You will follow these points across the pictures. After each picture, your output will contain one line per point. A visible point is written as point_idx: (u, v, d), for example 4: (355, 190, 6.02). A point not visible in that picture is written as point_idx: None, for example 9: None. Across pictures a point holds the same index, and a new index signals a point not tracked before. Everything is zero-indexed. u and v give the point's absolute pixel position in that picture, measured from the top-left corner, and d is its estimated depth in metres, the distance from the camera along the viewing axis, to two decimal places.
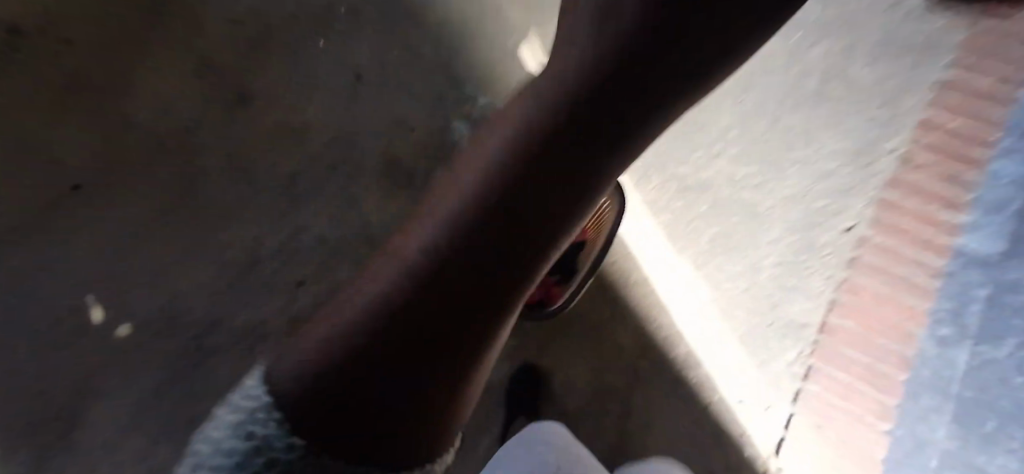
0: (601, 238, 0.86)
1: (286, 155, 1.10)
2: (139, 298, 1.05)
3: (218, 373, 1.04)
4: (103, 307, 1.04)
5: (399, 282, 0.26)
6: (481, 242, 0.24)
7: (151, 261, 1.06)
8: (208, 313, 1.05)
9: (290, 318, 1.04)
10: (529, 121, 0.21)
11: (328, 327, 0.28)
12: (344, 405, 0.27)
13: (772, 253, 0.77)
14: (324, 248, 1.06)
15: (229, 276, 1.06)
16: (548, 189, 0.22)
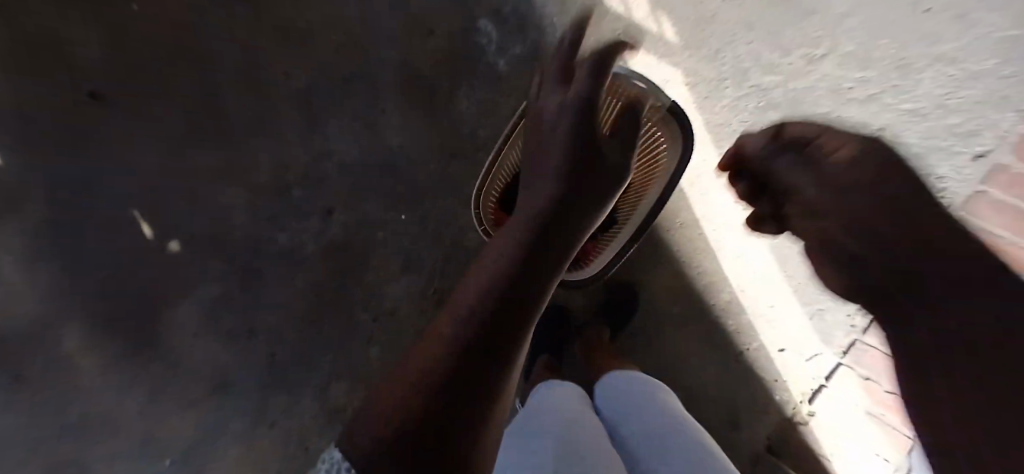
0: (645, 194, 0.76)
1: (298, 65, 0.89)
2: (167, 222, 0.90)
3: (268, 302, 0.89)
4: (149, 225, 0.91)
5: (472, 303, 0.38)
6: (525, 270, 0.42)
7: (166, 188, 0.90)
8: (232, 251, 0.90)
9: (326, 248, 0.90)
10: (543, 200, 0.50)
11: (417, 367, 0.34)
12: (451, 389, 0.32)
13: (889, 173, 0.76)
14: (353, 172, 0.90)
15: (255, 208, 0.90)
16: (553, 237, 0.47)
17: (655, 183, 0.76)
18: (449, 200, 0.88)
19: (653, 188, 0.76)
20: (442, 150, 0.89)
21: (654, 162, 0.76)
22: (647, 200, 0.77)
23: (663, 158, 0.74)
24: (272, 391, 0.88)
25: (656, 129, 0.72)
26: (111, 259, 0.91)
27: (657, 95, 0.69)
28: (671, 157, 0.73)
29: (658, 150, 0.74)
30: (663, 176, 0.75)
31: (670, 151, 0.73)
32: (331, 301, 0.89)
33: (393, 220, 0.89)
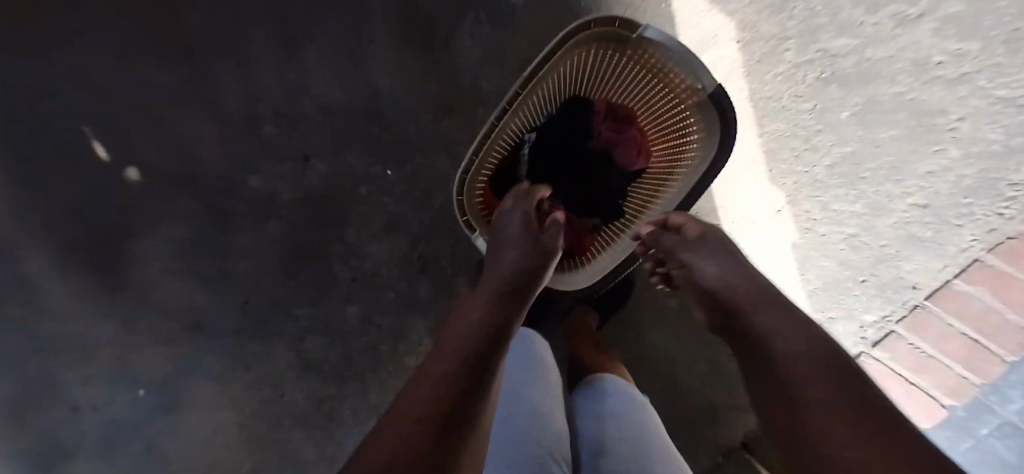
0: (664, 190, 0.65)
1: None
2: (118, 144, 0.77)
3: (241, 248, 0.82)
4: (97, 147, 0.77)
5: (472, 326, 0.42)
6: (509, 302, 0.47)
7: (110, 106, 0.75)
8: (195, 190, 0.80)
9: (302, 198, 0.81)
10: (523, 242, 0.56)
11: (429, 385, 0.34)
12: (463, 394, 0.33)
13: (921, 190, 0.61)
14: (335, 117, 0.80)
15: (222, 145, 0.79)
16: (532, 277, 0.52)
17: (676, 189, 0.63)
18: (440, 161, 0.80)
19: (674, 193, 0.63)
20: (435, 105, 0.80)
21: (679, 158, 0.63)
22: (664, 207, 0.64)
23: (692, 156, 0.61)
24: (246, 341, 0.83)
25: (689, 118, 0.59)
26: (55, 181, 0.75)
27: (705, 78, 0.54)
28: (703, 158, 0.59)
29: (687, 143, 0.61)
30: (687, 182, 0.61)
31: (703, 151, 0.59)
32: (308, 256, 0.82)
33: (378, 176, 0.80)
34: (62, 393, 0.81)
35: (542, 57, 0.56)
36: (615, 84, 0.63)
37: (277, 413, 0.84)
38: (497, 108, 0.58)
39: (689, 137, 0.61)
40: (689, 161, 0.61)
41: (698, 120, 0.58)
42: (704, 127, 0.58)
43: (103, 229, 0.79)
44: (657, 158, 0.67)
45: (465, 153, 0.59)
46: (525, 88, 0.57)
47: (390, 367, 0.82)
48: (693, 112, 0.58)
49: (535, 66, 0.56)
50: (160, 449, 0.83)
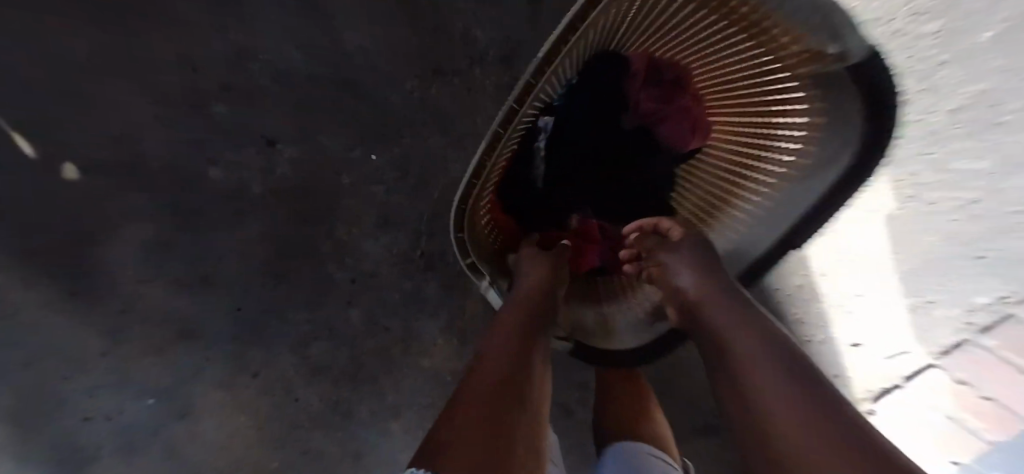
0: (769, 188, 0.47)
1: None
2: (56, 138, 0.65)
3: (215, 251, 0.71)
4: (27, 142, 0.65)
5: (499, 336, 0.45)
6: (531, 309, 0.49)
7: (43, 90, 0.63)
8: (150, 188, 0.68)
9: (275, 191, 0.67)
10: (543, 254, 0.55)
11: (473, 391, 0.38)
12: (489, 397, 0.37)
13: None
14: (297, 87, 0.63)
15: (169, 133, 0.66)
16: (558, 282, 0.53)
17: (784, 194, 0.46)
18: (432, 138, 0.64)
19: (780, 197, 0.47)
20: (421, 64, 0.62)
21: (772, 140, 0.46)
22: (771, 218, 0.48)
23: (799, 143, 0.43)
24: (244, 348, 0.76)
25: (790, 90, 0.40)
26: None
27: (849, 40, 0.33)
28: (825, 158, 0.41)
29: (786, 125, 0.43)
30: (805, 189, 0.44)
31: (826, 148, 0.41)
32: (294, 257, 0.70)
33: (360, 162, 0.65)
34: (64, 400, 0.76)
35: (542, 55, 0.35)
36: (671, 35, 0.45)
37: (291, 416, 0.79)
38: (488, 136, 0.40)
39: (789, 117, 0.42)
40: (795, 152, 0.44)
41: (810, 98, 0.39)
42: (826, 110, 0.39)
43: (60, 233, 0.70)
44: (734, 132, 0.49)
45: (455, 198, 0.43)
46: (529, 97, 0.38)
47: (404, 369, 0.75)
48: (801, 84, 0.39)
49: (544, 54, 0.35)
50: (181, 448, 0.80)
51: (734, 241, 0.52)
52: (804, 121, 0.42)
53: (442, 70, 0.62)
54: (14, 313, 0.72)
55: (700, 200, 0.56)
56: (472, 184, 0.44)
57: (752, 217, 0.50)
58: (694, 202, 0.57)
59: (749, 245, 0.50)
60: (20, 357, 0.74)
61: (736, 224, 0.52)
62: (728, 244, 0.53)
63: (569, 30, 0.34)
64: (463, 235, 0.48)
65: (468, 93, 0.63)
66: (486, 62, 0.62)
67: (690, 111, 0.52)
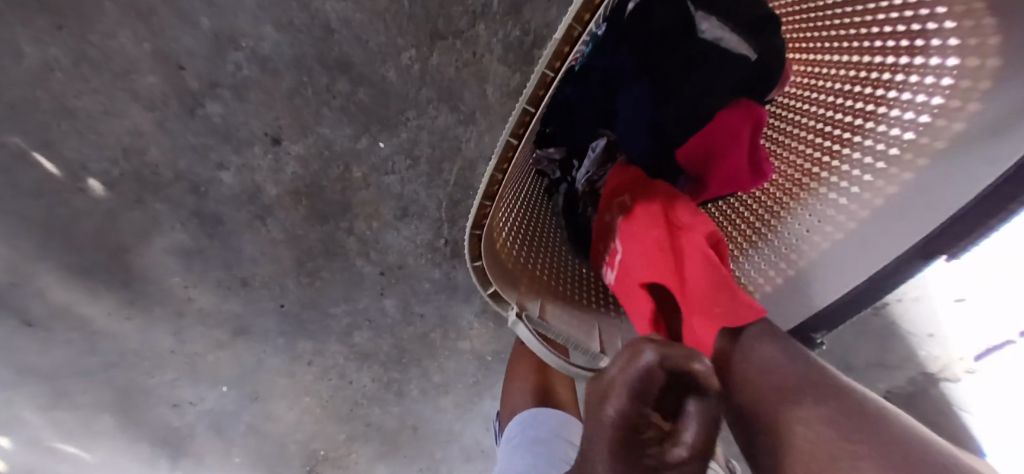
0: (875, 147, 0.41)
1: None
2: (71, 158, 0.62)
3: (247, 254, 0.70)
4: (48, 163, 0.63)
5: None
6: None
7: (40, 110, 0.59)
8: (170, 198, 0.66)
9: (291, 191, 0.64)
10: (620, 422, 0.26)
11: None
12: None
13: None
14: (286, 76, 0.56)
15: (170, 139, 0.61)
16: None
17: (931, 171, 0.37)
18: (441, 115, 0.59)
19: (920, 173, 0.38)
20: (416, 34, 0.53)
21: (896, 87, 0.39)
22: (901, 204, 0.39)
23: (947, 95, 0.35)
24: (296, 339, 0.78)
25: (934, 21, 0.34)
26: (30, 207, 0.66)
27: None
28: (1005, 114, 0.31)
29: (924, 67, 0.36)
30: (951, 164, 0.35)
31: (1000, 103, 0.31)
32: (322, 252, 0.69)
33: (370, 151, 0.61)
34: (152, 393, 0.82)
35: (558, 38, 0.26)
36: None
37: (350, 397, 0.82)
38: (500, 148, 0.33)
39: (930, 55, 0.35)
40: (940, 106, 0.36)
41: (966, 31, 0.32)
42: (999, 49, 0.31)
43: (100, 247, 0.70)
44: (826, 80, 0.44)
45: (468, 224, 0.38)
46: (548, 92, 0.30)
47: (445, 352, 0.79)
48: (953, 12, 0.32)
49: (569, 23, 0.26)
50: (260, 429, 0.85)
51: (845, 233, 0.43)
52: (952, 64, 0.34)
53: (441, 34, 0.53)
54: (88, 324, 0.75)
55: (788, 173, 0.49)
56: (486, 205, 0.37)
57: (867, 198, 0.42)
58: (779, 178, 0.50)
59: (856, 247, 0.42)
60: (103, 361, 0.78)
61: (842, 207, 0.44)
62: (834, 239, 0.44)
63: (590, 0, 0.26)
64: (483, 262, 0.42)
65: (474, 59, 0.55)
66: (488, 16, 0.52)
67: (775, 50, 0.41)
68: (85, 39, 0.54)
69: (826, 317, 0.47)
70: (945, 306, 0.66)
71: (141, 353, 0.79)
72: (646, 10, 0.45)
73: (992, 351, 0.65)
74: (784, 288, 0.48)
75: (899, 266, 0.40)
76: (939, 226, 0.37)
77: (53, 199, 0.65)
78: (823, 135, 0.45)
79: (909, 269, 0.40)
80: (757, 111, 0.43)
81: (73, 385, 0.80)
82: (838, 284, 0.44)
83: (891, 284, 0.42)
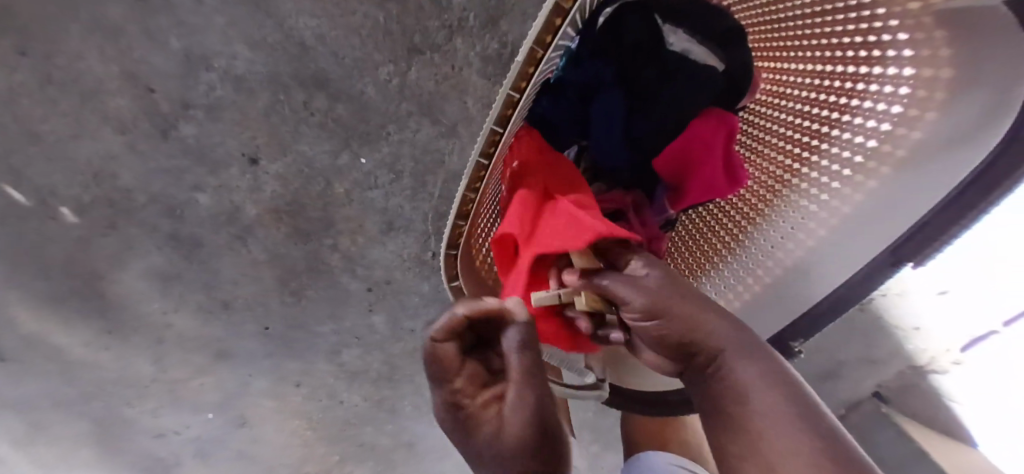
0: (840, 155, 0.42)
1: None
2: (38, 185, 0.60)
3: (227, 276, 0.68)
4: (15, 190, 0.60)
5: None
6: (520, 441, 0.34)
7: (4, 136, 0.56)
8: (144, 222, 0.64)
9: (271, 210, 0.63)
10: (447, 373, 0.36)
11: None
12: None
13: None
14: (261, 95, 0.55)
15: (141, 163, 0.59)
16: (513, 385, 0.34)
17: (898, 181, 0.39)
18: (422, 129, 0.58)
19: (886, 180, 0.40)
20: (393, 48, 0.52)
21: (857, 97, 0.39)
22: (870, 210, 0.41)
23: (906, 104, 0.37)
24: (282, 361, 0.76)
25: (888, 33, 0.34)
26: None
27: None
28: (963, 123, 0.34)
29: (883, 77, 0.37)
30: (919, 169, 0.37)
31: (959, 118, 0.34)
32: (305, 271, 0.68)
33: (351, 167, 0.60)
34: (133, 423, 0.79)
35: (521, 60, 0.26)
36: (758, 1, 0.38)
37: (341, 416, 0.81)
38: (470, 169, 0.32)
39: (886, 66, 0.36)
40: (900, 115, 0.37)
41: (919, 43, 0.33)
42: (950, 61, 0.32)
43: (72, 275, 0.67)
44: (789, 94, 0.43)
45: (442, 245, 0.38)
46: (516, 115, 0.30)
47: None
48: (905, 26, 0.33)
49: (530, 46, 0.26)
50: (249, 453, 0.83)
51: (817, 240, 0.45)
52: (907, 73, 0.35)
53: (419, 49, 0.53)
54: (64, 355, 0.73)
55: (761, 181, 0.49)
56: (459, 225, 0.37)
57: (836, 205, 0.43)
58: (754, 185, 0.50)
59: (833, 249, 0.43)
60: (80, 392, 0.76)
61: (815, 216, 0.45)
62: (807, 247, 0.45)
63: (553, 23, 0.26)
64: (460, 282, 0.42)
65: (453, 72, 0.54)
66: (465, 28, 0.52)
67: (742, 61, 0.41)
68: (47, 63, 0.52)
69: (807, 327, 0.46)
70: (928, 299, 0.66)
71: (119, 382, 0.76)
72: (621, 17, 0.43)
73: (977, 342, 0.66)
74: (760, 300, 0.48)
75: (869, 276, 0.42)
76: (907, 233, 0.39)
77: (20, 228, 0.63)
78: (790, 142, 0.45)
79: (879, 278, 0.42)
80: (730, 119, 0.44)
81: (50, 419, 0.77)
82: (816, 290, 0.45)
83: (862, 293, 0.43)
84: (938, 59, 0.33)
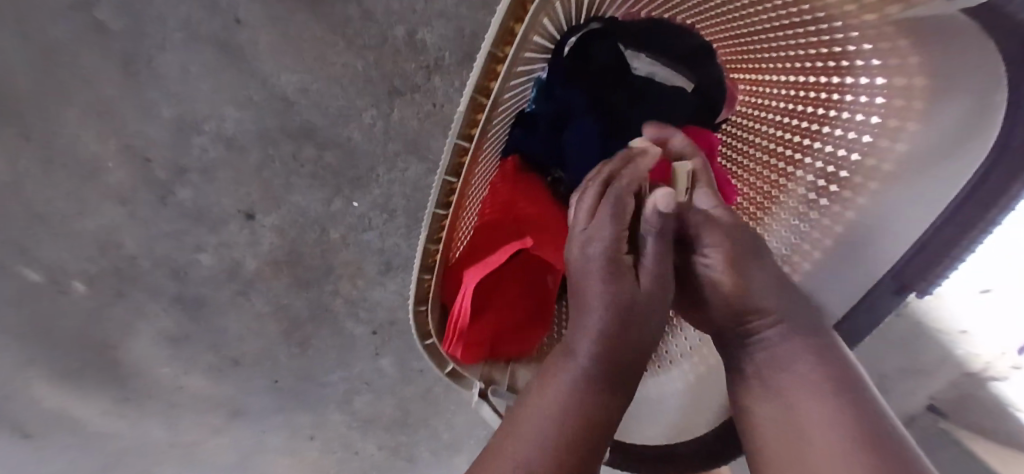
0: (828, 172, 0.36)
1: None
2: (48, 263, 0.62)
3: (233, 332, 0.68)
4: (27, 269, 0.62)
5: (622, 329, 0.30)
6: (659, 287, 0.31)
7: (15, 217, 0.59)
8: (149, 287, 0.65)
9: (270, 263, 0.63)
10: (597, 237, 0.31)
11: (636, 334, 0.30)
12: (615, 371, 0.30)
13: None
14: (251, 152, 0.56)
15: (142, 230, 0.61)
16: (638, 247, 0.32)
17: (890, 195, 0.33)
18: (411, 167, 0.59)
19: (875, 196, 0.34)
20: (375, 93, 0.54)
21: (835, 107, 0.34)
22: (863, 231, 0.35)
23: (883, 114, 0.32)
24: (294, 415, 0.75)
25: (852, 43, 0.30)
26: (12, 317, 0.65)
27: None
28: (946, 132, 0.30)
29: (855, 87, 0.32)
30: (915, 191, 0.32)
31: (940, 127, 0.30)
32: (310, 320, 0.68)
33: (344, 212, 0.61)
34: None
35: (465, 108, 0.26)
36: (710, 13, 0.36)
37: (359, 467, 0.79)
38: (428, 221, 0.31)
39: (857, 75, 0.32)
40: (880, 125, 0.32)
41: (886, 51, 0.29)
42: (924, 68, 0.28)
43: (84, 346, 0.68)
44: (769, 107, 0.40)
45: (409, 299, 0.34)
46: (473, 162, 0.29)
47: (451, 407, 0.76)
48: (867, 35, 0.29)
49: (473, 94, 0.25)
50: None
51: (806, 271, 0.38)
52: (880, 82, 0.31)
53: (399, 91, 0.54)
54: (82, 428, 0.73)
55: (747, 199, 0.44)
56: (427, 279, 0.34)
57: (826, 225, 0.37)
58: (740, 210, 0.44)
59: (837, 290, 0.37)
60: (100, 464, 0.76)
61: (802, 235, 0.38)
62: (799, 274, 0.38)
63: (491, 69, 0.25)
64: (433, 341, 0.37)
65: (435, 109, 0.55)
66: (442, 66, 0.53)
67: (710, 79, 0.42)
68: (50, 143, 0.55)
69: None
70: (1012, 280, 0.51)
71: (136, 452, 0.75)
72: (587, 43, 0.40)
73: None
74: None
75: (872, 306, 0.38)
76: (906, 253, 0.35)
77: (33, 306, 0.64)
78: (774, 156, 0.40)
79: (882, 308, 0.38)
80: (706, 136, 0.42)
81: None
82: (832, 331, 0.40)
83: (868, 328, 0.39)
84: (909, 61, 0.28)
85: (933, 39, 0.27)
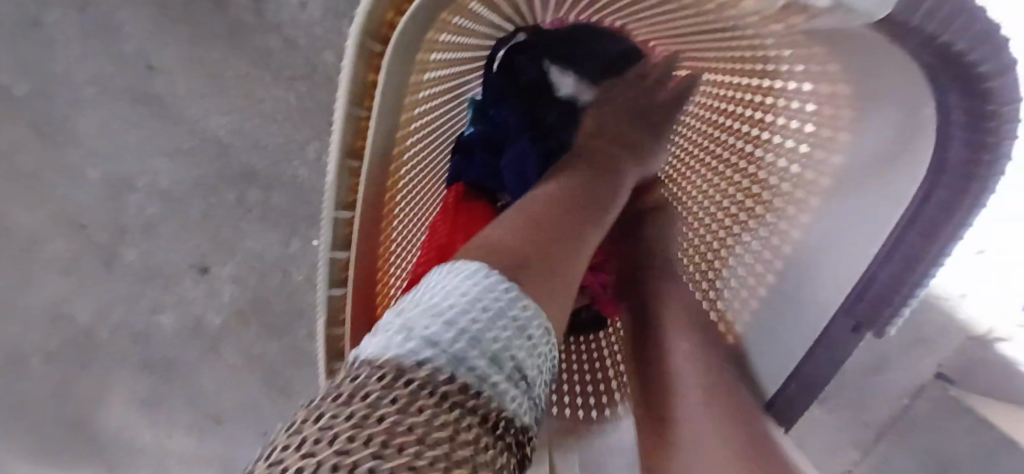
0: (772, 182, 0.35)
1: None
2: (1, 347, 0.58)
3: (208, 394, 0.63)
4: None
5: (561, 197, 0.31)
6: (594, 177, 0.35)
7: None
8: (108, 357, 0.60)
9: (235, 313, 0.59)
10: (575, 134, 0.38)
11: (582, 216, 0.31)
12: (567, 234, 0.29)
13: None
14: (194, 202, 0.53)
15: (91, 297, 0.57)
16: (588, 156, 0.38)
17: (832, 210, 0.30)
18: None
19: (817, 215, 0.31)
20: (315, 124, 0.51)
21: (773, 112, 0.33)
22: (816, 253, 0.32)
23: (816, 106, 0.29)
24: None
25: (787, 62, 0.28)
26: None
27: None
28: (883, 134, 0.26)
29: (785, 90, 0.31)
30: (855, 198, 0.29)
31: (873, 137, 0.27)
32: (287, 370, 0.62)
33: (304, 252, 0.56)
34: None
35: (338, 127, 0.27)
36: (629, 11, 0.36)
37: None
38: (324, 266, 0.30)
39: (785, 80, 0.30)
40: (816, 114, 0.30)
41: (805, 57, 0.26)
42: (843, 74, 0.25)
43: (49, 432, 0.62)
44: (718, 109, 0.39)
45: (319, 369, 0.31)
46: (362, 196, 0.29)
47: None
48: (791, 49, 0.26)
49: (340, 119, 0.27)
50: None
51: (765, 291, 0.35)
52: (795, 86, 0.30)
53: None
54: None
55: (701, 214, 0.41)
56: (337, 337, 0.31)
57: (777, 244, 0.34)
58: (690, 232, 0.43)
59: (786, 311, 0.34)
60: None
61: (757, 255, 0.36)
62: (757, 294, 0.35)
63: (358, 94, 0.27)
64: None
65: None
66: None
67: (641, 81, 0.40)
68: None
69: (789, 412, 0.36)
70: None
71: None
72: (515, 62, 0.41)
73: None
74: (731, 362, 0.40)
75: (829, 346, 0.32)
76: (854, 292, 0.30)
77: None
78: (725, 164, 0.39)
79: (840, 352, 0.32)
80: None
81: None
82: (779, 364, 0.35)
83: (826, 373, 0.33)
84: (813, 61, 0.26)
85: (875, 50, 0.21)
